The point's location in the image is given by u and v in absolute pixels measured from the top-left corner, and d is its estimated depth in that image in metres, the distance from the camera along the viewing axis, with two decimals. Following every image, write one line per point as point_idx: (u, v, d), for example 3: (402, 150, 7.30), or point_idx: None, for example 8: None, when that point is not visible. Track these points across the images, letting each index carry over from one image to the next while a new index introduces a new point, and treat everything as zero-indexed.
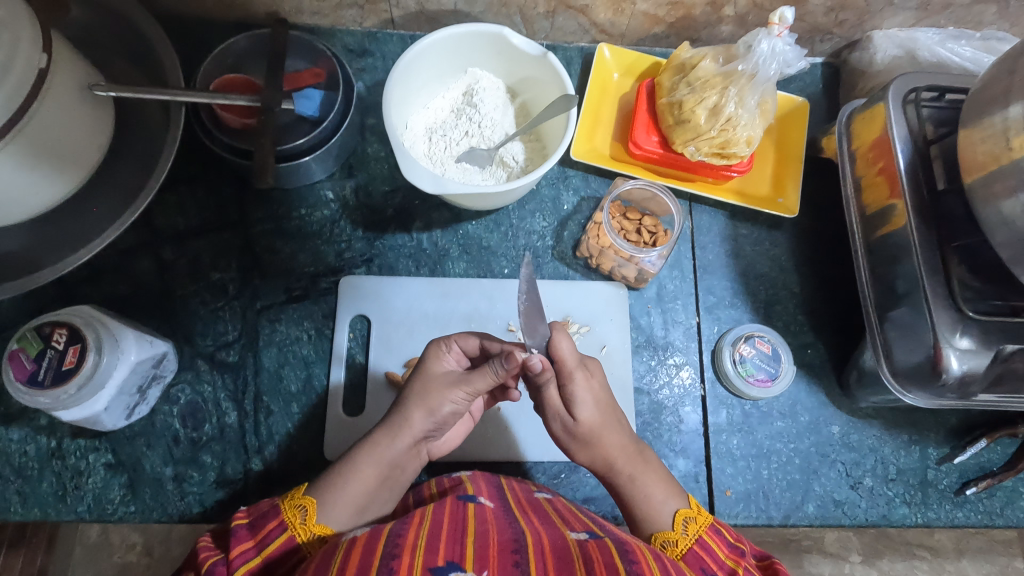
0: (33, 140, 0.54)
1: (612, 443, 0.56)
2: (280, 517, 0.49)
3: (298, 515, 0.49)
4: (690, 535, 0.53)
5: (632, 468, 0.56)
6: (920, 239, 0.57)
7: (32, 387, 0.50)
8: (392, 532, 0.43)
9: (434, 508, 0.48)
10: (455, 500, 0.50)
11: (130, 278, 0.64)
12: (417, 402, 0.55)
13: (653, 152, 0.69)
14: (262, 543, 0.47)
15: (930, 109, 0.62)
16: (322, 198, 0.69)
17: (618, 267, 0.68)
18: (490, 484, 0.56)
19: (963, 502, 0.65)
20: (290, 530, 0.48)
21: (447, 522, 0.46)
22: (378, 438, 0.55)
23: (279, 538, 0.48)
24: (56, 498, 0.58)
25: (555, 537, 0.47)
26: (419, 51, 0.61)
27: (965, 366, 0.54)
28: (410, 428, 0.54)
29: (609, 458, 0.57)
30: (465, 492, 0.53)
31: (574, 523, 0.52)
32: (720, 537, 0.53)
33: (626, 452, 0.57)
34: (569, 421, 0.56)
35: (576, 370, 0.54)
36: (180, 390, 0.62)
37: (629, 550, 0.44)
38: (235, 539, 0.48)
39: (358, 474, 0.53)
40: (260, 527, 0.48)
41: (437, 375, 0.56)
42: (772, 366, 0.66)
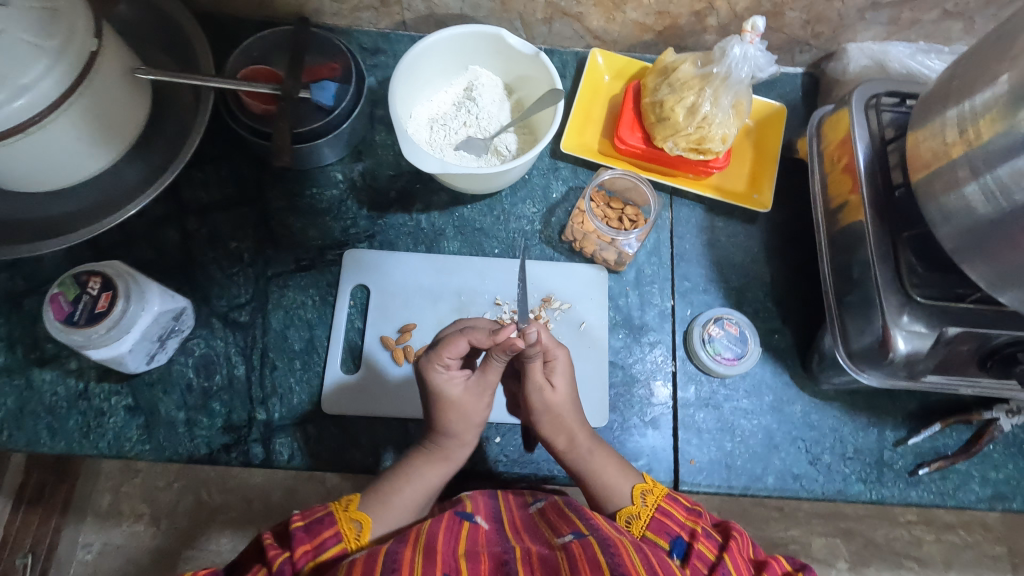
0: (81, 114, 0.61)
1: (578, 421, 0.63)
2: (335, 527, 0.52)
3: (354, 530, 0.53)
4: (649, 506, 0.57)
5: (591, 444, 0.62)
6: (873, 229, 0.62)
7: (68, 325, 0.56)
8: (389, 553, 0.47)
9: (430, 524, 0.53)
10: (452, 517, 0.55)
11: (157, 243, 0.72)
12: (462, 422, 0.60)
13: (636, 147, 0.75)
14: (318, 550, 0.50)
15: (891, 114, 0.67)
16: (332, 179, 0.76)
17: (600, 250, 0.73)
18: (488, 506, 0.60)
19: (917, 482, 0.69)
20: (343, 541, 0.52)
21: (441, 539, 0.51)
22: (436, 454, 0.61)
23: (333, 548, 0.51)
24: (81, 434, 0.65)
25: (543, 547, 0.52)
26: (423, 48, 0.68)
27: (910, 346, 0.59)
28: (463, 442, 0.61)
29: (572, 433, 0.62)
30: (464, 507, 0.57)
31: (563, 523, 0.56)
32: (675, 502, 0.57)
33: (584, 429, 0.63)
34: (547, 393, 0.62)
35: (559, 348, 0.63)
36: (196, 344, 0.68)
37: (610, 544, 0.49)
38: (296, 541, 0.49)
39: (424, 480, 0.59)
40: (316, 533, 0.51)
41: (459, 395, 0.60)
42: (738, 347, 0.71)
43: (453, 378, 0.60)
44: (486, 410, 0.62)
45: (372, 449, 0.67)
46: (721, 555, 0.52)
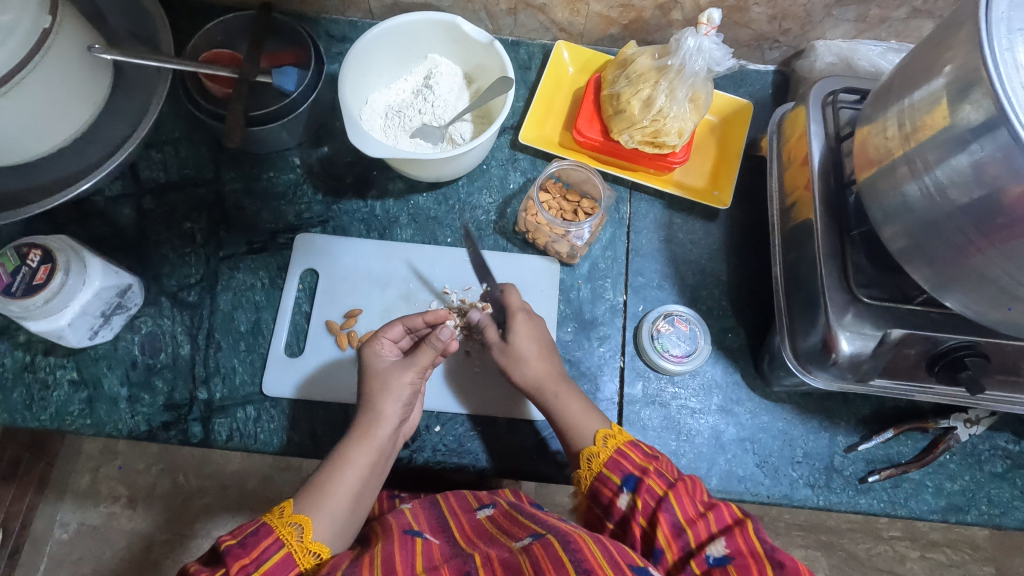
0: (33, 90, 0.62)
1: (545, 367, 0.64)
2: (275, 536, 0.51)
3: (295, 533, 0.52)
4: (609, 448, 0.59)
5: (557, 388, 0.63)
6: (821, 227, 0.61)
7: (6, 297, 0.57)
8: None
9: (383, 547, 0.52)
10: (401, 535, 0.54)
11: (112, 221, 0.72)
12: (382, 395, 0.61)
13: (594, 140, 0.75)
14: (258, 560, 0.48)
15: (849, 111, 0.66)
16: (290, 164, 0.76)
17: (552, 242, 0.73)
18: (431, 516, 0.60)
19: (867, 489, 0.67)
20: (288, 548, 0.50)
21: (398, 556, 0.50)
22: (359, 433, 0.59)
23: (276, 554, 0.49)
24: (24, 406, 0.65)
25: (503, 551, 0.52)
26: (377, 34, 0.68)
27: (853, 346, 0.57)
28: (384, 418, 0.60)
29: (541, 380, 0.64)
30: (410, 525, 0.57)
31: (517, 528, 0.57)
32: (636, 447, 0.59)
33: (555, 377, 0.64)
34: (508, 348, 0.65)
35: (519, 311, 0.66)
36: (143, 322, 0.69)
37: (570, 540, 0.49)
38: (232, 557, 0.48)
39: (352, 461, 0.58)
40: (254, 545, 0.49)
41: (384, 368, 0.62)
42: (688, 344, 0.70)
43: (391, 349, 0.65)
44: (412, 389, 0.62)
45: (309, 432, 0.66)
46: (667, 491, 0.54)
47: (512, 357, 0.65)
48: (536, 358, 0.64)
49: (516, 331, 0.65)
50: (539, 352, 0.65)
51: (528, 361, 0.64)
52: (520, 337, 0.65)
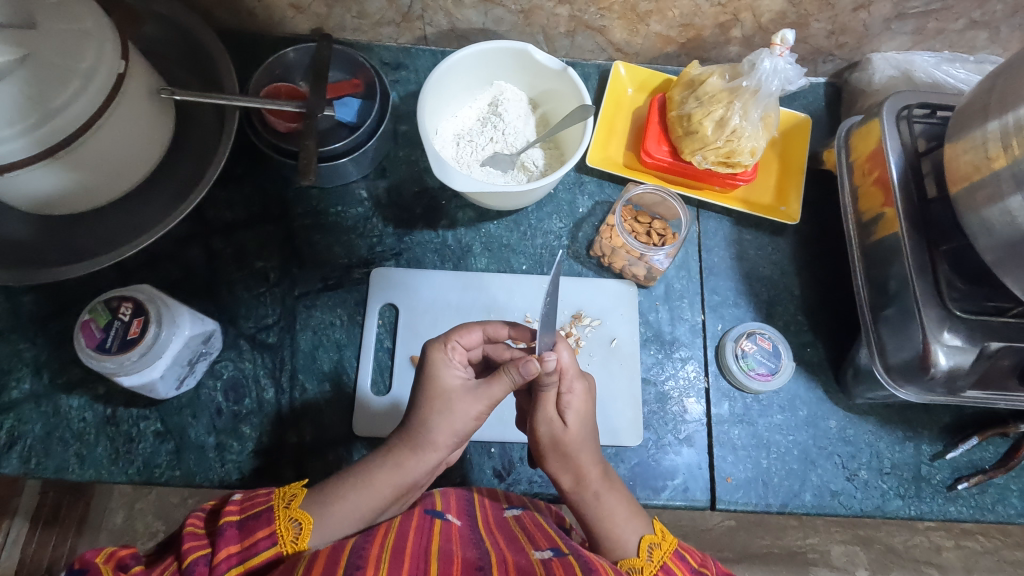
0: (108, 137, 0.61)
1: (592, 460, 0.57)
2: (272, 527, 0.47)
3: (292, 530, 0.48)
4: (655, 562, 0.52)
5: (601, 488, 0.56)
6: (910, 243, 0.62)
7: (100, 352, 0.56)
8: (355, 547, 0.44)
9: (402, 521, 0.50)
10: (423, 515, 0.52)
11: (182, 264, 0.71)
12: (442, 420, 0.54)
13: (664, 160, 0.75)
14: (248, 551, 0.45)
15: (922, 125, 0.67)
16: (357, 197, 0.75)
17: (629, 265, 0.73)
18: (461, 499, 0.58)
19: (956, 497, 0.68)
20: (280, 545, 0.46)
21: (412, 537, 0.48)
22: (400, 458, 0.54)
23: (266, 551, 0.46)
24: (110, 460, 0.64)
25: (520, 556, 0.47)
26: (450, 64, 0.68)
27: (951, 361, 0.58)
28: (433, 447, 0.54)
29: (583, 475, 0.56)
30: (434, 507, 0.55)
31: (539, 536, 0.53)
32: (685, 563, 0.52)
33: (599, 471, 0.57)
34: (559, 428, 0.56)
35: (578, 379, 0.57)
36: (224, 367, 0.67)
37: (592, 567, 0.46)
38: (223, 539, 0.45)
39: (371, 487, 0.53)
40: (249, 532, 0.46)
41: (453, 388, 0.56)
42: (772, 362, 0.70)
43: (458, 366, 0.58)
44: (473, 423, 0.56)
45: None
46: None
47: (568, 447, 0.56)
48: (581, 449, 0.56)
49: (570, 410, 0.57)
50: (583, 442, 0.57)
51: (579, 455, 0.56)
52: (573, 421, 0.56)
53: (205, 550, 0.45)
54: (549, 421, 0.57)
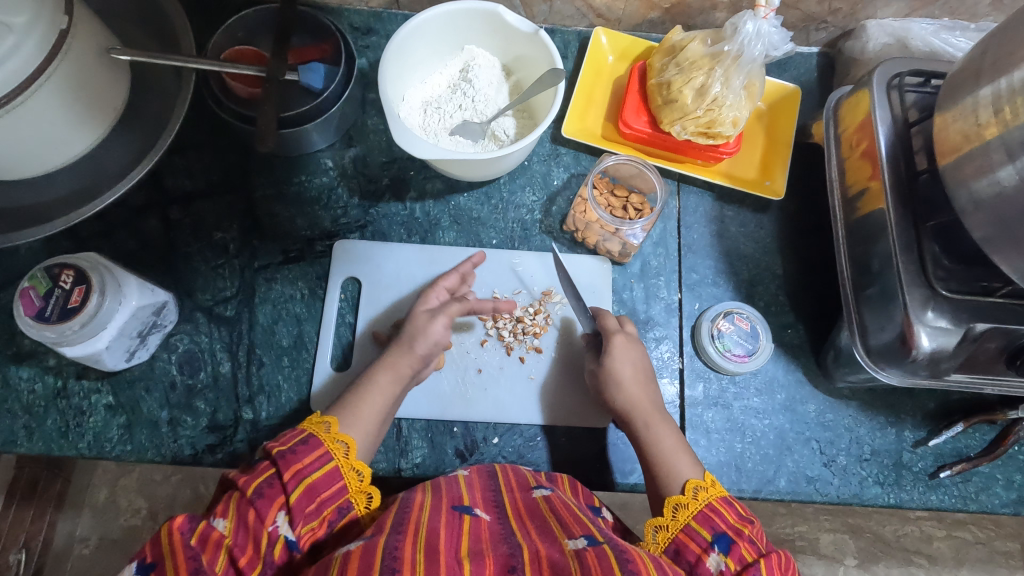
0: (52, 97, 0.58)
1: (640, 391, 0.61)
2: (324, 450, 0.51)
3: (341, 450, 0.52)
4: (701, 501, 0.54)
5: (649, 418, 0.60)
6: (895, 219, 0.58)
7: (39, 321, 0.53)
8: (388, 546, 0.42)
9: (430, 517, 0.47)
10: (451, 509, 0.49)
11: (138, 234, 0.68)
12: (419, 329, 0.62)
13: (642, 132, 0.71)
14: (311, 467, 0.49)
15: (914, 95, 0.63)
16: (322, 166, 0.72)
17: (603, 241, 0.70)
18: (486, 489, 0.55)
19: (938, 485, 0.65)
20: (333, 462, 0.51)
21: (443, 532, 0.45)
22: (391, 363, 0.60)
23: (325, 466, 0.50)
24: (60, 434, 0.62)
25: (553, 548, 0.45)
26: (415, 26, 0.64)
27: (935, 343, 0.55)
28: (410, 355, 0.60)
29: (634, 407, 0.61)
30: (461, 500, 0.52)
31: (574, 523, 0.50)
32: (729, 506, 0.53)
33: (650, 402, 0.61)
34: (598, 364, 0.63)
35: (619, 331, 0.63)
36: (179, 340, 0.65)
37: (629, 559, 0.43)
38: (285, 461, 0.48)
39: (379, 387, 0.58)
40: (303, 456, 0.49)
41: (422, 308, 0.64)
42: (749, 343, 0.67)
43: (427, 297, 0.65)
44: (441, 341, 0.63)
45: None
46: (758, 559, 0.48)
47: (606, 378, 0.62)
48: (632, 381, 0.61)
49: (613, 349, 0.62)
50: (632, 379, 0.61)
51: (620, 383, 0.61)
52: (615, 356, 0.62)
53: (269, 476, 0.48)
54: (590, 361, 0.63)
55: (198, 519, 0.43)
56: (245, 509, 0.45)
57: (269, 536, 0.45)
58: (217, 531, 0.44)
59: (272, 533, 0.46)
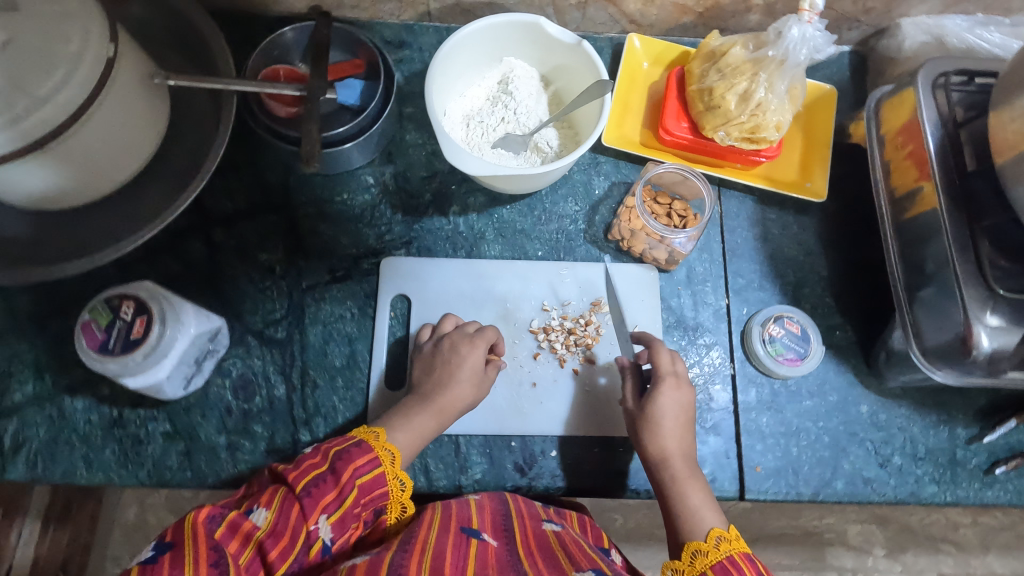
0: (100, 126, 0.57)
1: (677, 441, 0.60)
2: (372, 454, 0.54)
3: (388, 457, 0.55)
4: (722, 551, 0.54)
5: (682, 471, 0.59)
6: (949, 220, 0.58)
7: (103, 354, 0.53)
8: (392, 562, 0.46)
9: (437, 537, 0.50)
10: (459, 532, 0.52)
11: (185, 259, 0.68)
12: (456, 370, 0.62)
13: (683, 138, 0.71)
14: (361, 474, 0.53)
15: (959, 93, 0.63)
16: (363, 184, 0.72)
17: (649, 249, 0.70)
18: (496, 512, 0.57)
19: (993, 482, 0.66)
20: (381, 468, 0.54)
21: (450, 553, 0.49)
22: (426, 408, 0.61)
23: (373, 472, 0.54)
24: (119, 463, 0.62)
25: None
26: (458, 40, 0.64)
27: (995, 343, 0.56)
28: (447, 393, 0.61)
29: (669, 455, 0.60)
30: (470, 523, 0.54)
31: (579, 557, 0.52)
32: (751, 563, 0.54)
33: (684, 454, 0.60)
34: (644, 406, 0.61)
35: (667, 375, 0.62)
36: (232, 364, 0.65)
37: None
38: (341, 466, 0.52)
39: (414, 424, 0.60)
40: (353, 460, 0.53)
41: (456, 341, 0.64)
42: (800, 346, 0.68)
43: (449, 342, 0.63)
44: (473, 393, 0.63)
45: (423, 468, 0.64)
46: None
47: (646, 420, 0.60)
48: (672, 433, 0.60)
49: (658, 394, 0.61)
50: (674, 428, 0.60)
51: (660, 430, 0.60)
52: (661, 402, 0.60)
53: (320, 476, 0.51)
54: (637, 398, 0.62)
55: (227, 509, 0.46)
56: (291, 503, 0.48)
57: (309, 536, 0.49)
58: (250, 524, 0.46)
59: (312, 533, 0.49)
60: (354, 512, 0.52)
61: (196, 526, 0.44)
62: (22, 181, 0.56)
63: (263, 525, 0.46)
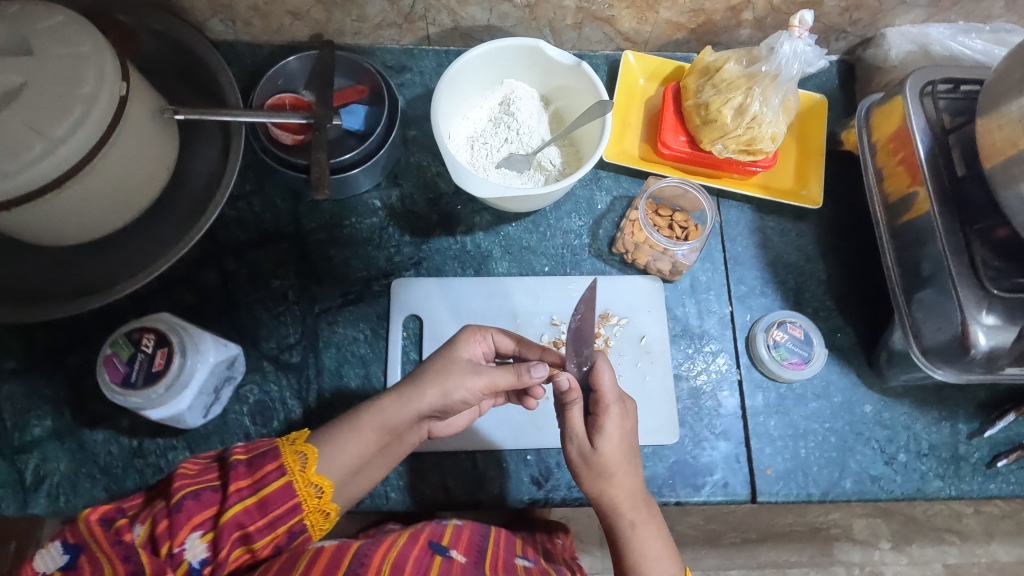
0: (115, 162, 0.59)
1: (625, 487, 0.57)
2: (279, 461, 0.51)
3: (299, 462, 0.51)
4: None
5: (636, 518, 0.57)
6: (943, 224, 0.61)
7: (126, 387, 0.54)
8: (357, 553, 0.50)
9: (405, 548, 0.53)
10: (426, 547, 0.55)
11: (199, 288, 0.69)
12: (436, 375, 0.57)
13: (682, 151, 0.73)
14: (260, 484, 0.49)
15: (946, 101, 0.66)
16: (371, 207, 0.73)
17: (653, 260, 0.72)
18: (474, 536, 0.60)
19: (996, 474, 0.68)
20: (288, 476, 0.50)
21: (410, 564, 0.51)
22: (386, 403, 0.56)
23: (277, 482, 0.50)
24: (141, 494, 0.62)
25: None
26: (461, 66, 0.66)
27: (992, 341, 0.58)
28: (415, 401, 0.56)
29: (619, 501, 0.57)
30: (439, 539, 0.57)
31: None
32: None
33: (632, 498, 0.57)
34: (590, 449, 0.57)
35: (614, 404, 0.56)
36: (249, 391, 0.66)
37: None
38: (234, 474, 0.49)
39: (355, 433, 0.55)
40: (258, 467, 0.50)
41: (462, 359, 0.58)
42: (804, 350, 0.69)
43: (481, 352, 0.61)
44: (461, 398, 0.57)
45: (442, 484, 0.65)
46: None
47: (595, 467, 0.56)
48: (621, 482, 0.57)
49: (605, 434, 0.56)
50: (622, 473, 0.57)
51: (611, 478, 0.56)
52: (607, 443, 0.56)
53: (210, 485, 0.49)
54: (579, 440, 0.57)
55: (121, 512, 0.46)
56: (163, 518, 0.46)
57: (175, 555, 0.45)
58: (130, 536, 0.45)
59: (179, 554, 0.45)
60: (237, 524, 0.47)
61: (89, 527, 0.45)
62: (41, 220, 0.57)
63: (137, 541, 0.45)
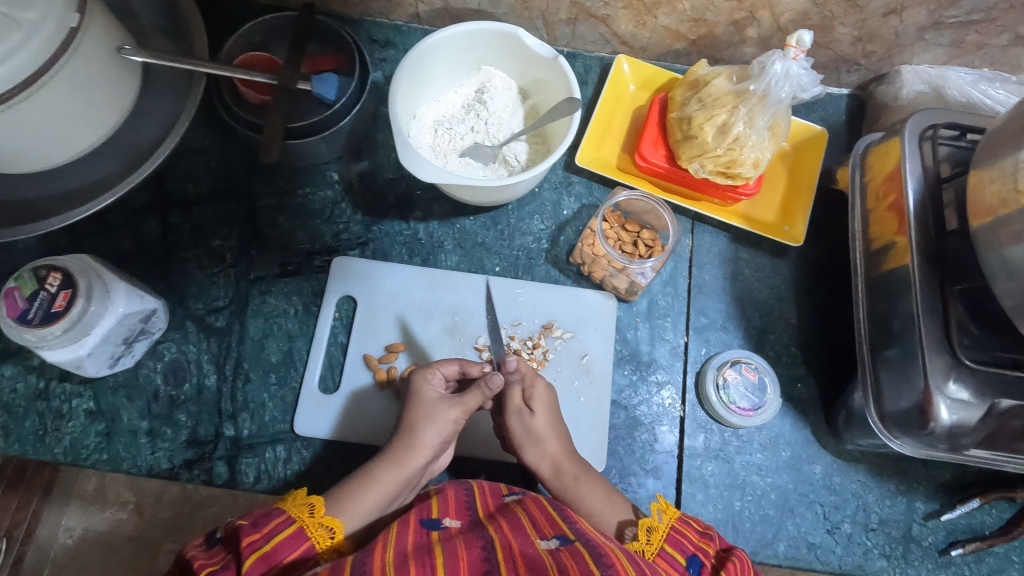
0: (61, 99, 0.56)
1: (561, 446, 0.57)
2: (286, 513, 0.47)
3: (307, 511, 0.48)
4: (665, 522, 0.51)
5: (576, 470, 0.56)
6: (920, 281, 0.55)
7: (21, 324, 0.52)
8: (356, 568, 0.41)
9: (397, 535, 0.45)
10: (418, 525, 0.47)
11: (137, 237, 0.67)
12: (427, 422, 0.55)
13: (659, 166, 0.68)
14: (270, 534, 0.44)
15: (947, 148, 0.59)
16: (327, 179, 0.70)
17: (609, 276, 0.67)
18: (459, 492, 0.53)
19: (948, 563, 0.62)
20: (299, 523, 0.46)
21: (412, 548, 0.44)
22: (391, 456, 0.54)
23: (288, 529, 0.45)
24: (37, 437, 0.61)
25: (527, 545, 0.45)
26: (430, 45, 0.63)
27: (954, 417, 0.52)
28: (418, 449, 0.54)
29: (557, 459, 0.56)
30: (428, 511, 0.50)
31: (546, 520, 0.49)
32: (689, 524, 0.51)
33: (569, 454, 0.57)
34: (527, 417, 0.57)
35: (539, 377, 0.59)
36: (167, 348, 0.64)
37: (603, 555, 0.43)
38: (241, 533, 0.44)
39: (375, 486, 0.52)
40: (265, 522, 0.45)
41: (432, 397, 0.56)
42: (756, 396, 0.64)
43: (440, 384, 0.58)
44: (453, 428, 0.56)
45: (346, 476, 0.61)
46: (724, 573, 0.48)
47: (524, 432, 0.57)
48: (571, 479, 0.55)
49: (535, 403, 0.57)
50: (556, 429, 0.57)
51: (540, 439, 0.56)
52: (539, 411, 0.57)
53: (222, 563, 0.43)
54: (517, 411, 0.57)
55: None
56: None
57: None
58: None
59: None
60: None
61: None
62: None
63: None
